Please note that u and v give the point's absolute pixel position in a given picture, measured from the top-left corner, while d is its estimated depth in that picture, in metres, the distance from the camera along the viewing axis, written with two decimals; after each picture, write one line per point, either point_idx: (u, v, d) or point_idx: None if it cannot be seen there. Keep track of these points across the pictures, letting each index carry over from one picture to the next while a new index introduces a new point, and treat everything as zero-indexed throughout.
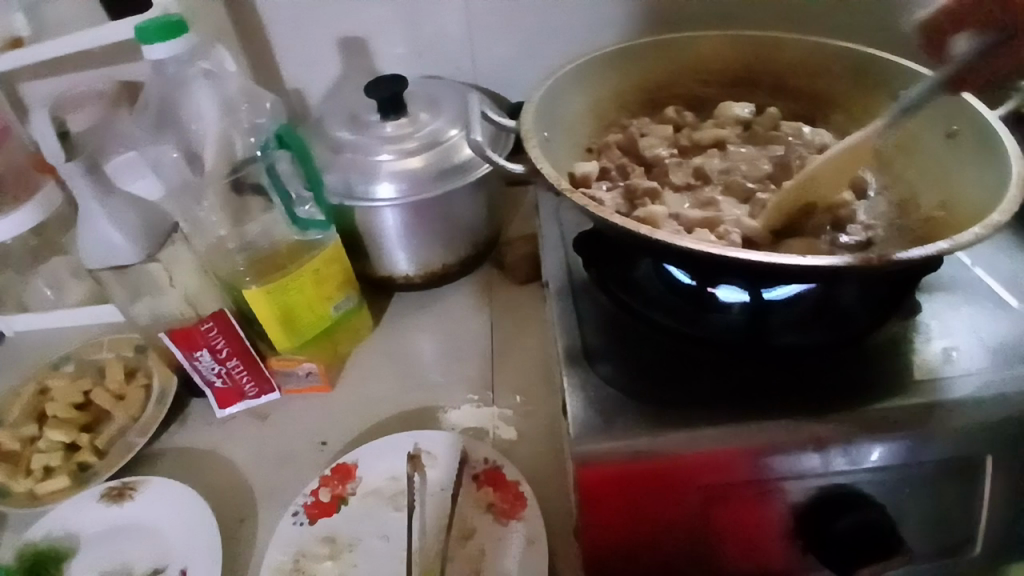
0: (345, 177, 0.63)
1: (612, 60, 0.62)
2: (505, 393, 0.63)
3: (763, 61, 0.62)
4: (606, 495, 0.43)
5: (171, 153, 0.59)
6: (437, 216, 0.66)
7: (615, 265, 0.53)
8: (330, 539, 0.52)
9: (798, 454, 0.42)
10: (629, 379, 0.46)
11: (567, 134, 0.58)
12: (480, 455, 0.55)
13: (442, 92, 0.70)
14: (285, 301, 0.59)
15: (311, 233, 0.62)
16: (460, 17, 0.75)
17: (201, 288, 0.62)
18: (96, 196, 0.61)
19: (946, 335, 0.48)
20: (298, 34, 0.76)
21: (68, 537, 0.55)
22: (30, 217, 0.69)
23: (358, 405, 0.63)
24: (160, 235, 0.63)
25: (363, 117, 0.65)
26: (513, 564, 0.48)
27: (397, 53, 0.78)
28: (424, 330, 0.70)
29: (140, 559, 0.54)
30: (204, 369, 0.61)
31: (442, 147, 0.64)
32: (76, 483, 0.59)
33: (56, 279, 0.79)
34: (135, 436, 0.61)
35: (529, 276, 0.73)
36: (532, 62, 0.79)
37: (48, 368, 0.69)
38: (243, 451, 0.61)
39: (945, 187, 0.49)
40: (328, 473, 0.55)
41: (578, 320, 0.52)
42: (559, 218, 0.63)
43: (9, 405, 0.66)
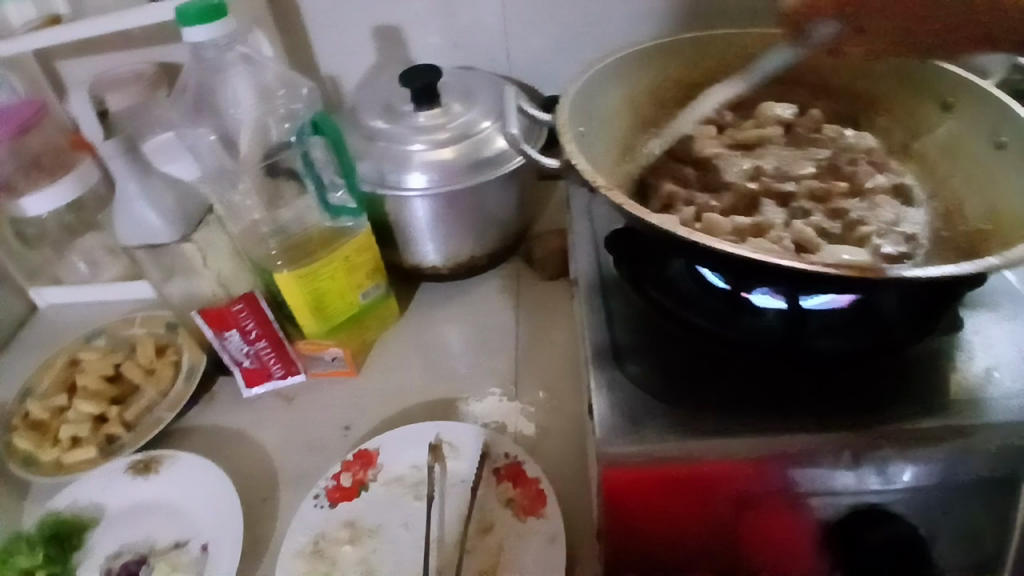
0: (378, 165, 0.63)
1: (651, 54, 0.61)
2: (528, 388, 0.62)
3: (808, 62, 0.61)
4: (630, 497, 0.42)
5: (208, 137, 0.60)
6: (468, 207, 0.66)
7: (649, 265, 0.52)
8: (350, 524, 0.52)
9: (832, 469, 0.42)
10: (659, 381, 0.46)
11: (604, 129, 0.57)
12: (502, 449, 0.55)
13: (477, 83, 0.69)
14: (316, 287, 0.60)
15: (342, 220, 0.62)
16: (497, 8, 0.75)
17: (235, 271, 0.64)
18: (133, 175, 0.60)
19: (987, 352, 0.46)
20: (336, 21, 0.76)
21: (93, 508, 0.57)
22: (70, 190, 0.71)
23: (382, 392, 0.64)
24: (197, 215, 0.62)
25: (397, 105, 0.65)
26: (532, 559, 0.48)
27: (432, 43, 0.78)
28: (450, 321, 0.70)
29: (163, 534, 0.54)
30: (233, 349, 0.62)
31: (475, 139, 0.63)
32: (102, 455, 0.60)
33: (91, 254, 0.80)
34: (163, 412, 0.62)
35: (557, 272, 0.73)
36: (567, 56, 0.79)
37: (80, 341, 0.70)
38: (268, 432, 0.62)
39: (993, 200, 0.48)
40: (351, 459, 0.55)
41: (608, 318, 0.52)
42: (591, 214, 0.63)
43: (42, 375, 0.67)
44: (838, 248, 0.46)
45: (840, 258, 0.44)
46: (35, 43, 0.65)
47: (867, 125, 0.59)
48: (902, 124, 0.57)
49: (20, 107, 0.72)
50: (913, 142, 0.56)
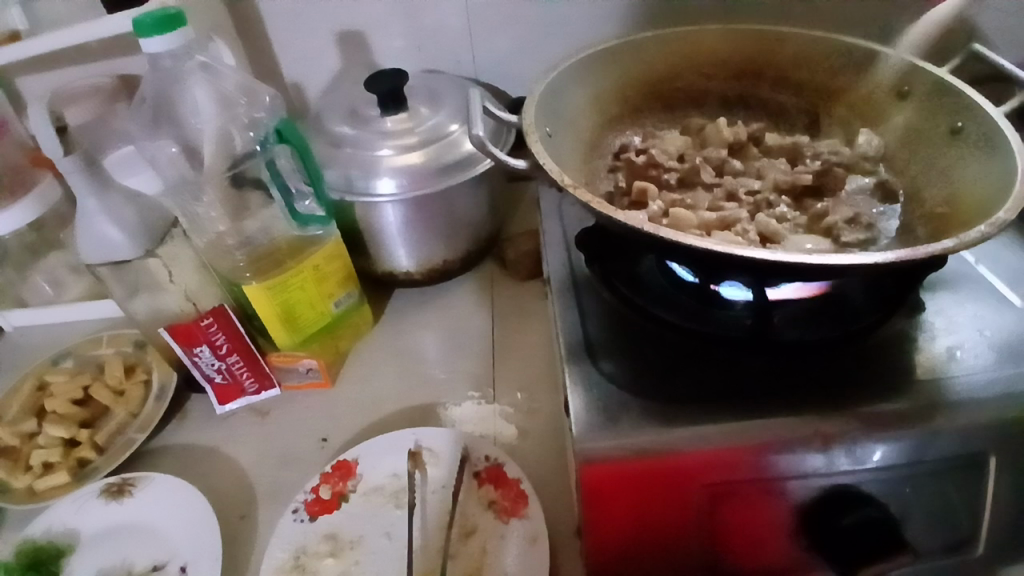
0: (344, 172, 0.62)
1: (615, 53, 0.61)
2: (506, 390, 0.62)
3: (766, 56, 0.62)
4: (608, 493, 0.42)
5: (170, 149, 0.59)
6: (438, 212, 0.66)
7: (619, 262, 0.54)
8: (331, 536, 0.51)
9: (804, 452, 0.42)
10: (632, 376, 0.46)
11: (570, 127, 0.57)
12: (482, 453, 0.55)
13: (442, 86, 0.69)
14: (286, 298, 0.59)
15: (310, 228, 0.62)
16: (460, 10, 0.75)
17: (201, 284, 0.62)
18: (91, 190, 0.60)
19: (950, 332, 0.48)
20: (297, 28, 0.75)
21: (68, 533, 0.55)
22: (30, 212, 0.70)
23: (359, 402, 0.63)
24: (159, 230, 0.62)
25: (362, 111, 0.65)
26: (515, 562, 0.48)
27: (396, 46, 0.77)
28: (426, 326, 0.70)
29: (141, 556, 0.53)
30: (204, 365, 0.61)
31: (443, 142, 0.63)
32: (76, 480, 0.58)
33: (56, 274, 0.79)
34: (135, 433, 0.61)
35: (531, 273, 0.73)
36: (532, 56, 0.79)
37: (47, 364, 0.69)
38: (243, 447, 0.60)
39: (949, 182, 0.49)
40: (329, 470, 0.55)
41: (581, 315, 0.52)
42: (561, 213, 0.63)
43: (8, 401, 0.65)
44: (802, 238, 0.47)
45: (804, 249, 0.45)
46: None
47: (827, 115, 0.60)
48: (861, 114, 0.58)
49: None
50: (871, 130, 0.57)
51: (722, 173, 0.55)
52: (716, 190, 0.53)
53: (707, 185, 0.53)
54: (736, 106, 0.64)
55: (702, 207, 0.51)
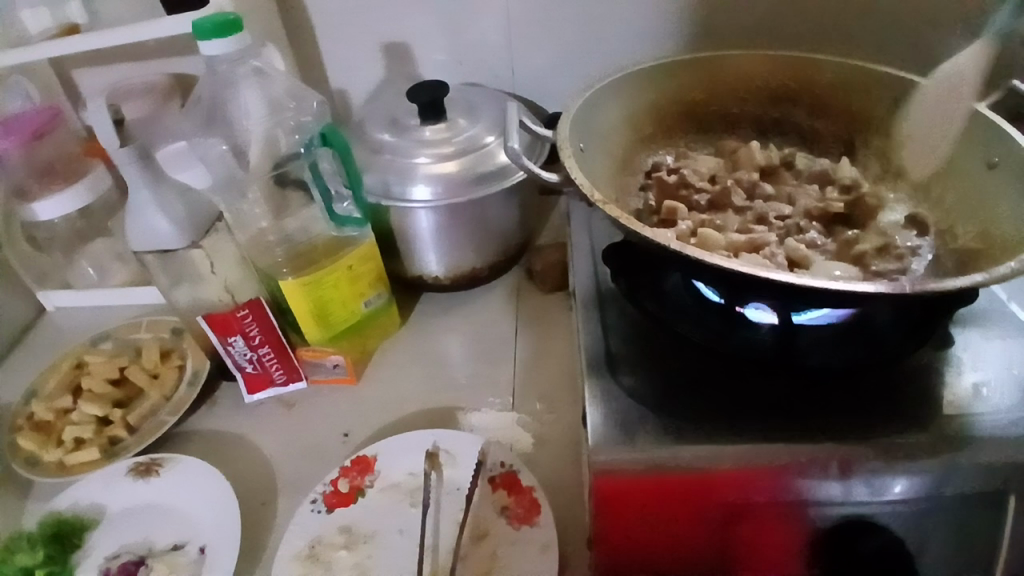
0: (383, 178, 0.65)
1: (652, 74, 0.62)
2: (526, 399, 0.63)
3: (802, 84, 0.62)
4: (621, 505, 0.43)
5: (219, 147, 0.61)
6: (470, 221, 0.67)
7: (643, 276, 0.53)
8: (346, 529, 0.53)
9: (820, 479, 0.42)
10: (651, 392, 0.47)
11: (604, 145, 0.58)
12: (498, 458, 0.56)
13: (481, 99, 0.71)
14: (319, 295, 0.61)
15: (347, 230, 0.63)
16: (502, 26, 0.77)
17: (242, 278, 0.64)
18: (145, 183, 0.60)
19: (977, 368, 0.47)
20: (345, 37, 0.78)
21: (94, 509, 0.57)
22: (80, 198, 0.74)
23: (382, 400, 0.65)
24: (206, 222, 0.63)
25: (403, 119, 0.67)
26: (524, 568, 0.49)
27: (438, 58, 0.80)
28: (451, 331, 0.71)
29: (162, 535, 0.55)
30: (237, 354, 0.63)
31: (479, 153, 0.65)
32: (105, 456, 0.61)
33: (99, 260, 0.82)
34: (165, 416, 0.63)
35: (557, 285, 0.74)
36: (570, 74, 0.80)
37: (87, 345, 0.72)
38: (267, 437, 0.62)
39: (982, 216, 0.49)
40: (349, 464, 0.56)
41: (604, 329, 0.53)
42: (590, 228, 0.64)
43: (48, 377, 0.69)
44: (831, 265, 0.47)
45: (831, 276, 0.45)
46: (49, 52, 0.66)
47: (863, 145, 0.61)
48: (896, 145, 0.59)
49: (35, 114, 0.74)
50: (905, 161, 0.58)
51: (753, 197, 0.55)
52: (746, 213, 0.53)
53: (736, 208, 0.54)
54: (770, 130, 0.64)
55: (732, 229, 0.51)
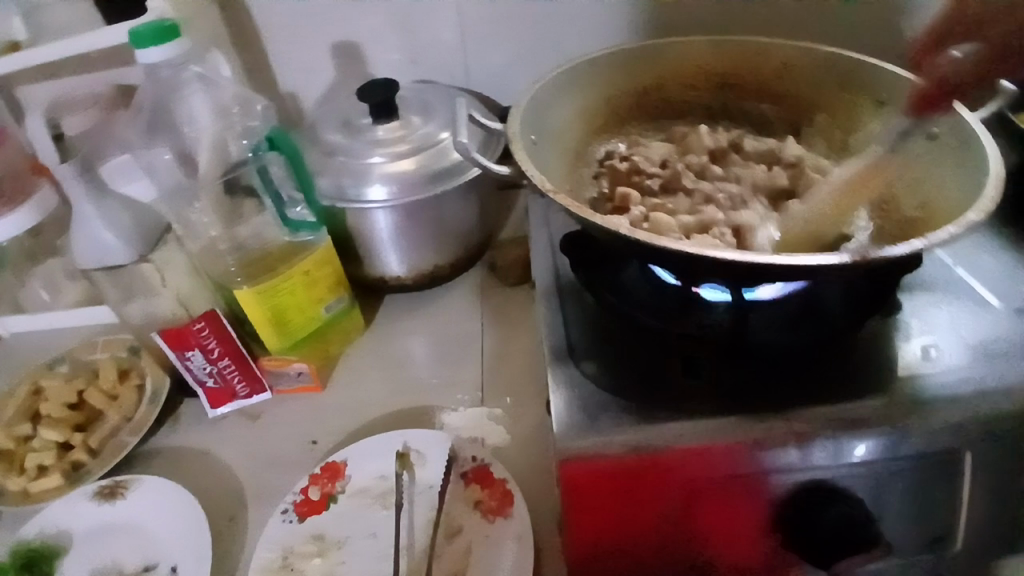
0: (337, 180, 0.64)
1: (601, 65, 0.62)
2: (495, 395, 0.63)
3: (748, 68, 0.63)
4: (589, 491, 0.43)
5: (165, 156, 0.59)
6: (428, 219, 0.67)
7: (602, 267, 0.54)
8: (319, 536, 0.52)
9: (779, 449, 0.43)
10: (613, 377, 0.47)
11: (556, 136, 0.58)
12: (469, 453, 0.56)
13: (434, 97, 0.71)
14: (276, 302, 0.60)
15: (301, 235, 0.63)
16: (453, 24, 0.76)
17: (193, 290, 0.63)
18: (88, 197, 0.60)
19: (927, 332, 0.49)
20: (293, 40, 0.77)
21: (59, 535, 0.56)
22: (27, 220, 0.71)
23: (350, 404, 0.64)
24: (155, 233, 0.63)
25: (355, 121, 0.67)
26: (499, 561, 0.49)
27: (390, 58, 0.79)
28: (417, 331, 0.71)
29: (131, 557, 0.54)
30: (196, 369, 0.62)
31: (433, 150, 0.65)
32: (70, 482, 0.59)
33: (52, 280, 0.80)
34: (128, 436, 0.62)
35: (521, 278, 0.74)
36: (523, 67, 0.80)
37: (43, 369, 0.70)
38: (235, 450, 0.61)
39: (926, 186, 0.51)
40: (318, 472, 0.56)
41: (565, 318, 0.53)
42: (548, 220, 0.64)
43: (3, 406, 0.66)
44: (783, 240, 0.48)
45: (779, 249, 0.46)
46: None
47: (808, 125, 0.61)
48: (841, 123, 0.59)
49: None
50: (850, 139, 0.59)
51: (704, 179, 0.56)
52: (696, 194, 0.53)
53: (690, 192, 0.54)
54: (719, 115, 0.65)
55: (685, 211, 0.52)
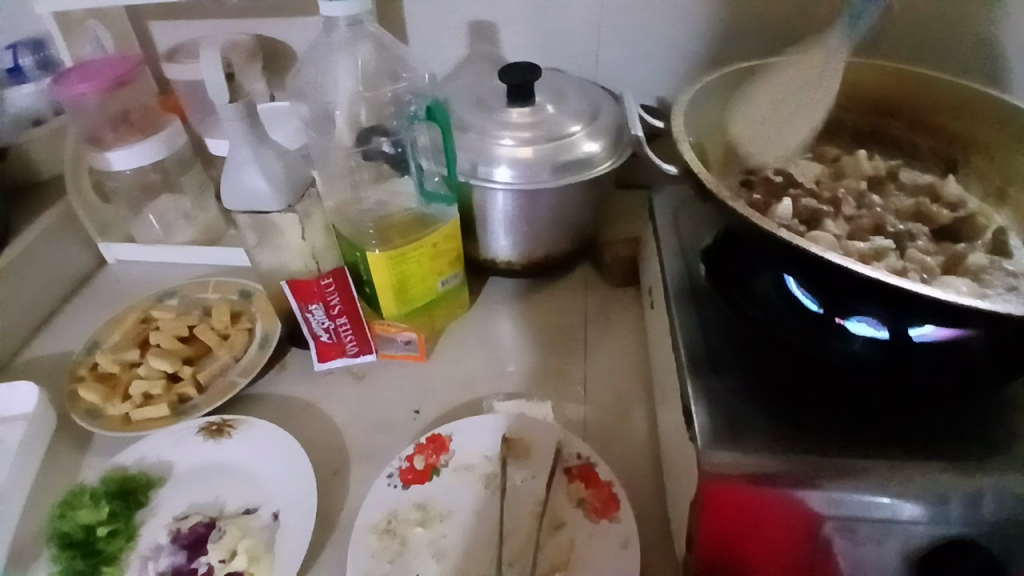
0: (472, 158, 0.64)
1: (750, 76, 0.61)
2: (598, 392, 0.63)
3: (907, 94, 0.62)
4: (726, 511, 0.43)
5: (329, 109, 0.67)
6: (552, 208, 0.67)
7: (734, 278, 0.50)
8: (422, 506, 0.52)
9: (920, 498, 0.41)
10: (753, 394, 0.47)
11: (707, 142, 0.57)
12: (574, 450, 0.55)
13: (568, 86, 0.70)
14: (402, 269, 0.61)
15: (432, 207, 0.63)
16: (591, 13, 0.76)
17: (326, 247, 0.63)
18: (248, 141, 0.56)
19: None
20: (432, 12, 0.77)
21: (160, 465, 0.57)
22: (154, 151, 0.73)
23: (451, 380, 0.64)
24: (301, 185, 0.59)
25: (490, 101, 0.67)
26: (605, 561, 0.48)
27: (523, 41, 0.79)
28: (518, 317, 0.71)
29: (233, 498, 0.55)
30: (315, 323, 0.62)
31: (566, 140, 0.64)
32: (175, 414, 0.61)
33: (165, 216, 0.82)
34: (237, 377, 0.63)
35: (628, 280, 0.74)
36: (655, 68, 0.79)
37: (153, 300, 0.72)
38: (339, 407, 0.62)
39: None
40: (424, 441, 0.56)
41: (700, 326, 0.52)
42: (677, 224, 0.63)
43: (112, 330, 0.69)
44: (956, 280, 0.47)
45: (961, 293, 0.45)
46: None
47: (964, 164, 0.59)
48: (1000, 166, 0.57)
49: (115, 64, 0.73)
50: (1010, 187, 0.56)
51: (862, 206, 0.54)
52: (860, 220, 0.52)
53: (852, 215, 0.53)
54: (867, 140, 0.65)
55: (844, 233, 0.51)
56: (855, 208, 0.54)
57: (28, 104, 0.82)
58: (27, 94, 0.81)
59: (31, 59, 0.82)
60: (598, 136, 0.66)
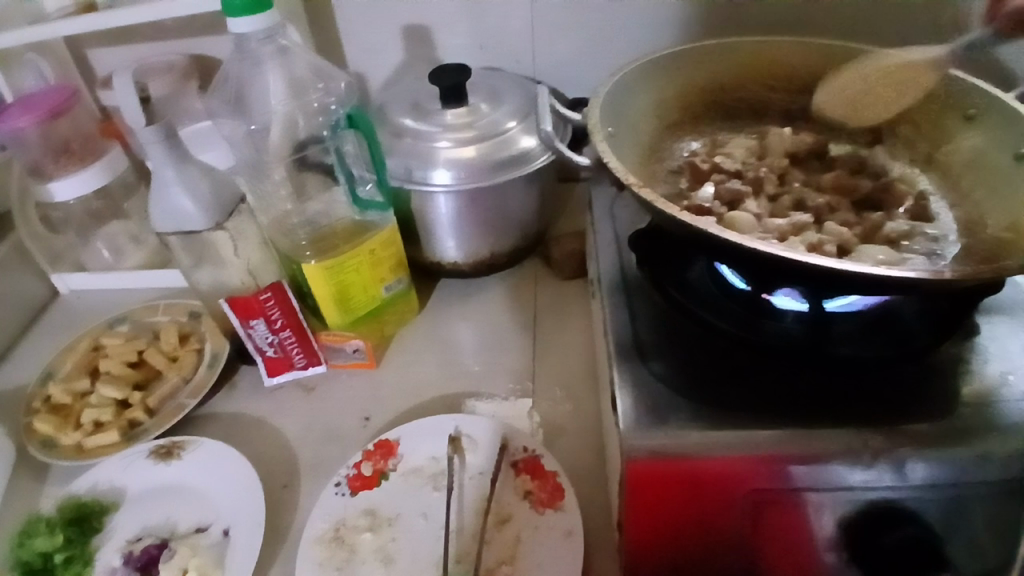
0: (405, 163, 0.64)
1: (672, 62, 0.61)
2: (547, 388, 0.63)
3: (834, 68, 0.61)
4: (654, 492, 0.43)
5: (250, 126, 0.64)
6: (490, 207, 0.67)
7: (666, 267, 0.53)
8: (371, 512, 0.53)
9: (843, 466, 0.42)
10: (682, 376, 0.47)
11: (630, 130, 0.57)
12: (520, 444, 0.55)
13: (502, 84, 0.70)
14: (341, 279, 0.61)
15: (369, 214, 0.64)
16: (524, 11, 0.76)
17: (263, 260, 0.65)
18: (170, 162, 0.59)
19: (1004, 358, 0.47)
20: (366, 20, 0.78)
21: (113, 491, 0.58)
22: (96, 180, 0.74)
23: (400, 384, 0.65)
24: (231, 203, 0.62)
25: (425, 105, 0.67)
26: (549, 552, 0.48)
27: (459, 42, 0.79)
28: (468, 317, 0.71)
29: (185, 518, 0.55)
30: (258, 338, 0.63)
31: (498, 139, 0.64)
32: (126, 439, 0.61)
33: (114, 241, 0.82)
34: (186, 398, 0.63)
35: (575, 273, 0.74)
36: (592, 59, 0.79)
37: (103, 327, 0.72)
38: (289, 420, 0.62)
39: (1013, 208, 0.48)
40: (372, 447, 0.56)
41: (631, 315, 0.53)
42: (613, 215, 0.64)
43: (63, 359, 0.69)
44: (874, 250, 0.47)
45: (876, 262, 0.45)
46: (94, 24, 0.68)
47: (891, 135, 0.60)
48: (925, 134, 0.57)
49: (52, 94, 0.73)
50: (936, 151, 0.56)
51: (785, 183, 0.55)
52: (781, 198, 0.52)
53: (776, 193, 0.53)
54: (799, 117, 0.64)
55: (767, 213, 0.51)
56: (779, 188, 0.53)
57: None
58: None
59: None
60: (531, 132, 0.66)
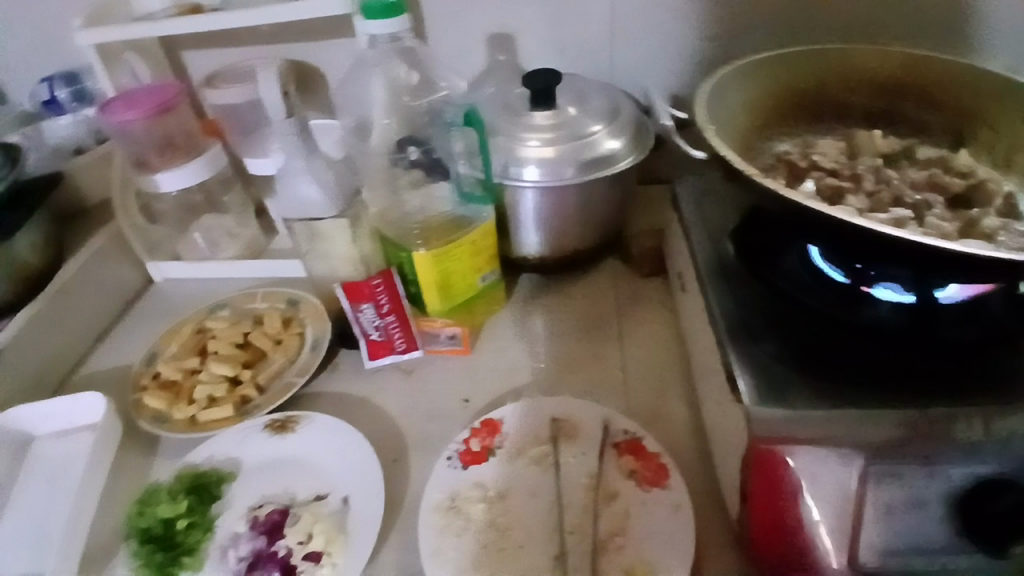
0: (504, 160, 0.67)
1: (762, 66, 0.65)
2: (637, 377, 0.66)
3: (915, 74, 0.65)
4: (772, 465, 0.46)
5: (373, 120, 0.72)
6: (580, 204, 0.71)
7: (762, 258, 0.53)
8: (482, 484, 0.56)
9: (951, 440, 0.45)
10: (791, 357, 0.50)
11: (729, 129, 0.60)
12: (620, 426, 0.59)
13: (587, 86, 0.73)
14: (446, 267, 0.65)
15: (470, 207, 0.67)
16: (605, 19, 0.80)
17: (373, 251, 0.69)
18: (300, 154, 0.67)
19: None
20: (453, 26, 0.82)
21: (230, 462, 0.61)
22: (198, 172, 0.78)
23: (495, 369, 0.68)
24: (349, 194, 0.68)
25: (516, 104, 0.70)
26: (659, 523, 0.51)
27: (540, 47, 0.83)
28: (552, 309, 0.75)
29: (302, 488, 0.58)
30: (365, 321, 0.68)
31: (588, 139, 0.67)
32: (239, 414, 0.65)
33: (209, 233, 0.86)
34: (293, 378, 0.67)
35: (654, 270, 0.77)
36: (667, 66, 0.83)
37: (206, 313, 0.76)
38: (392, 400, 0.66)
39: None
40: (478, 426, 0.60)
41: (734, 298, 0.56)
42: (702, 211, 0.67)
43: (171, 340, 0.73)
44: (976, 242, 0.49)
45: None
46: (205, 26, 0.73)
47: (971, 138, 0.63)
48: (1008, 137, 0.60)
49: (159, 91, 0.77)
50: (1016, 155, 0.59)
51: (880, 180, 0.58)
52: (880, 195, 0.55)
53: (875, 190, 0.56)
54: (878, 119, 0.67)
55: (867, 207, 0.54)
56: (875, 186, 0.56)
57: (69, 134, 0.87)
58: (66, 124, 0.86)
59: (66, 92, 0.86)
60: (618, 134, 0.69)
